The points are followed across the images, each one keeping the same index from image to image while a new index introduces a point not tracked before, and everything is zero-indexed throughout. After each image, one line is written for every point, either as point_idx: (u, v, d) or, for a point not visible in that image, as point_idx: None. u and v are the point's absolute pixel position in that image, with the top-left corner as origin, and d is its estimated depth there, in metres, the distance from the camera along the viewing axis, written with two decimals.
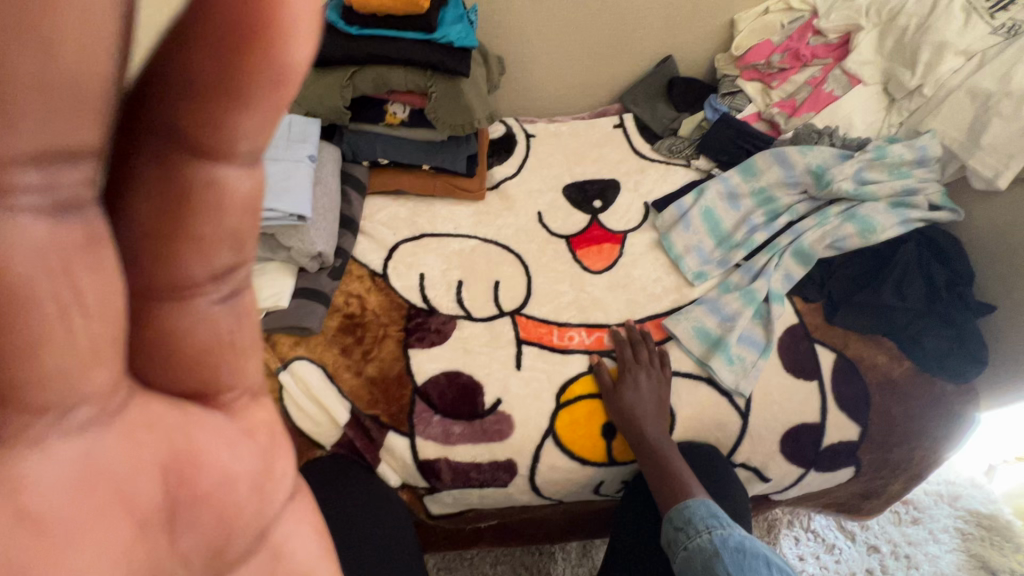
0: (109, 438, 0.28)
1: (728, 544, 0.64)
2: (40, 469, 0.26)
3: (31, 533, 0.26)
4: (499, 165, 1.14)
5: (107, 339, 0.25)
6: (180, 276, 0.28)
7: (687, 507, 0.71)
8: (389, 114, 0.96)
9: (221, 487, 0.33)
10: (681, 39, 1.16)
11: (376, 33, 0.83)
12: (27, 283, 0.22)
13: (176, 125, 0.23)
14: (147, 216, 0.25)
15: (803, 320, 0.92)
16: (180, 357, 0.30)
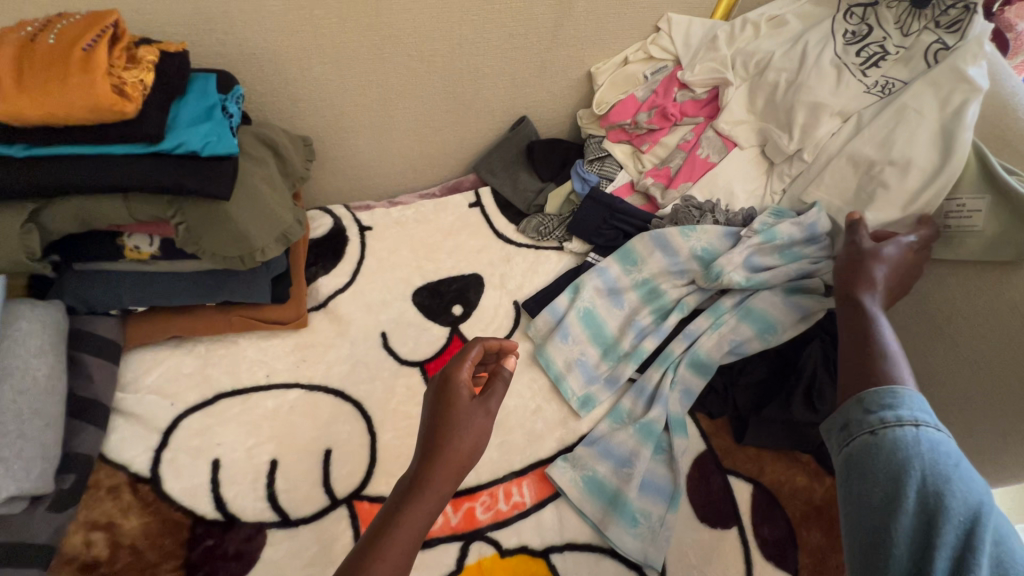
0: (442, 472, 0.50)
1: (933, 448, 0.43)
2: (455, 463, 0.51)
3: (444, 488, 0.50)
4: (326, 276, 0.88)
5: (462, 415, 0.53)
6: (452, 396, 0.54)
7: (893, 387, 0.49)
8: (127, 250, 0.66)
9: (398, 516, 0.48)
10: (534, 96, 0.96)
11: (52, 151, 0.54)
12: (463, 402, 0.54)
13: (453, 360, 0.57)
14: (445, 372, 0.56)
15: (711, 446, 0.77)
16: (434, 430, 0.52)
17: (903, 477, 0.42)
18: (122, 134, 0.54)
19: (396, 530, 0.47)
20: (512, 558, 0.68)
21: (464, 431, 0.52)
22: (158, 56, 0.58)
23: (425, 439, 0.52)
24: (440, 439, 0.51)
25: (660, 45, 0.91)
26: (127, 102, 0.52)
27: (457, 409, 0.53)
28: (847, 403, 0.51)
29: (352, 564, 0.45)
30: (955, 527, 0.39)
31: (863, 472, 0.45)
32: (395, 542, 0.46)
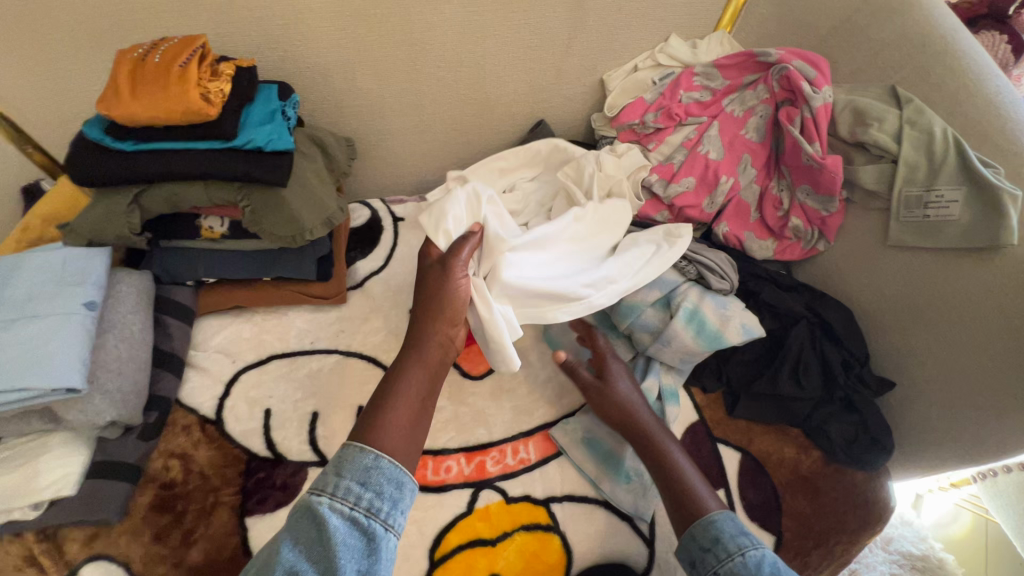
0: (422, 362, 0.68)
1: (763, 568, 0.59)
2: (430, 352, 0.69)
3: (425, 374, 0.68)
4: (364, 259, 1.00)
5: (453, 307, 0.70)
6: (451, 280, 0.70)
7: (708, 518, 0.64)
8: (203, 230, 0.80)
9: (391, 392, 0.65)
10: (551, 102, 1.06)
11: (155, 146, 0.68)
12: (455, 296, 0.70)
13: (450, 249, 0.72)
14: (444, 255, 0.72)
15: (703, 417, 0.84)
16: (430, 309, 0.70)
17: None
18: (209, 133, 0.68)
19: (391, 400, 0.64)
20: (517, 504, 0.77)
21: (447, 320, 0.70)
22: (234, 70, 0.72)
23: (426, 309, 0.70)
24: (433, 315, 0.70)
25: (668, 52, 1.01)
26: (211, 107, 0.66)
27: (450, 298, 0.70)
28: (683, 536, 0.65)
29: (365, 425, 0.62)
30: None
31: None
32: (396, 407, 0.64)
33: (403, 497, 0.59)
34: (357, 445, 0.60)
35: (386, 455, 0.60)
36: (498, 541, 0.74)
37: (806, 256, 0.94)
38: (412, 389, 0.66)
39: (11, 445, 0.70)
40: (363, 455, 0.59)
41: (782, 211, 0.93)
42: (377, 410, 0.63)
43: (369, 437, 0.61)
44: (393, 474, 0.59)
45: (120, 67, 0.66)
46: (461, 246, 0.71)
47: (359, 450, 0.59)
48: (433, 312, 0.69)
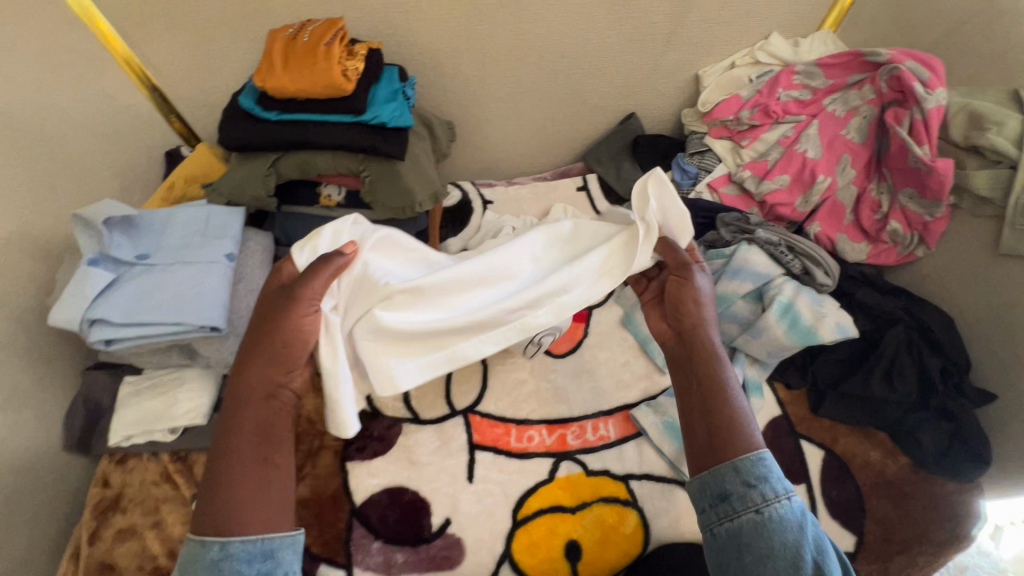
0: (263, 417, 0.61)
1: (802, 517, 0.56)
2: (265, 407, 0.62)
3: (269, 431, 0.60)
4: (454, 238, 1.06)
5: (297, 352, 0.63)
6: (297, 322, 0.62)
7: (760, 455, 0.58)
8: (322, 197, 0.87)
9: (233, 463, 0.57)
10: (644, 95, 1.08)
11: (295, 117, 0.75)
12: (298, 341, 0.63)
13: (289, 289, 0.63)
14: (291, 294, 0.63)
15: (786, 412, 0.84)
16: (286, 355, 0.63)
17: (798, 547, 0.53)
18: (343, 107, 0.75)
19: (232, 470, 0.57)
20: (597, 477, 0.80)
21: (288, 367, 0.63)
22: (367, 51, 0.78)
23: (265, 355, 0.62)
24: (269, 363, 0.62)
25: (768, 50, 1.01)
26: (347, 83, 0.72)
27: (293, 344, 0.62)
28: (721, 468, 0.59)
29: (210, 510, 0.55)
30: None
31: (757, 540, 0.54)
32: (231, 477, 0.56)
33: (277, 564, 0.54)
34: (197, 537, 0.54)
35: (232, 539, 0.53)
36: (578, 510, 0.77)
37: (902, 261, 0.93)
38: (242, 454, 0.58)
39: (153, 376, 0.80)
40: (205, 550, 0.53)
41: (880, 214, 0.91)
42: (217, 483, 0.56)
43: (211, 523, 0.54)
44: (257, 541, 0.54)
45: (274, 44, 0.73)
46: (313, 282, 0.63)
47: (200, 545, 0.53)
48: (276, 362, 0.62)
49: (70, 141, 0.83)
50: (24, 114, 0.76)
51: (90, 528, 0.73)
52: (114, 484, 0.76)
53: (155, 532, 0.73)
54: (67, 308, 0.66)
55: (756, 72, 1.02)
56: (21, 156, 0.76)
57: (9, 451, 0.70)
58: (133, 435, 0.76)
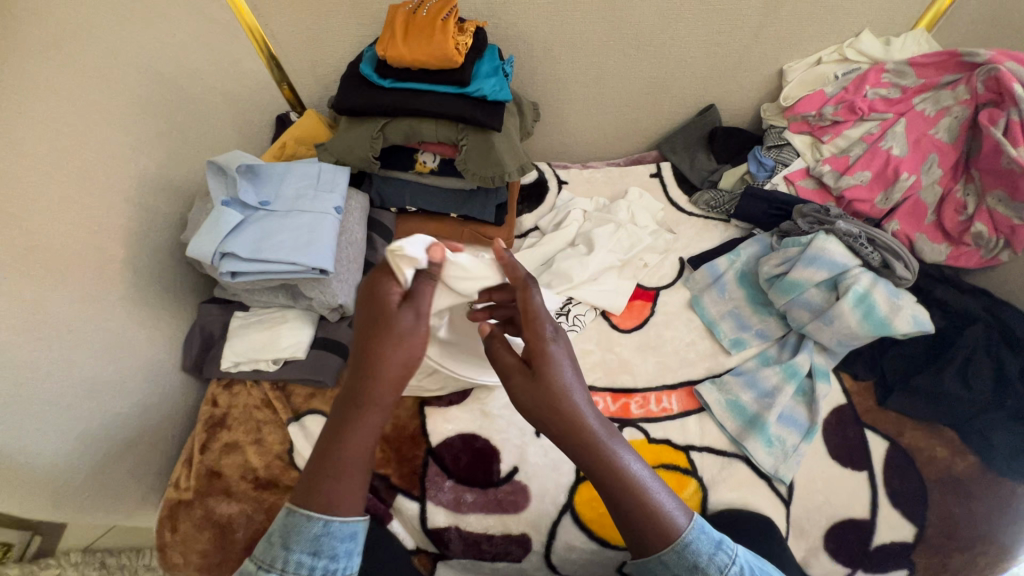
0: (376, 412, 0.53)
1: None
2: (375, 407, 0.53)
3: (371, 422, 0.53)
4: (529, 214, 1.11)
5: (407, 351, 0.54)
6: (394, 321, 0.54)
7: (685, 541, 0.54)
8: (418, 163, 0.95)
9: (346, 449, 0.52)
10: (726, 88, 1.10)
11: (407, 86, 0.83)
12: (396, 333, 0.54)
13: (375, 293, 0.57)
14: (380, 301, 0.56)
15: (851, 402, 0.85)
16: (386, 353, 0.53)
17: None
18: (450, 79, 0.82)
19: (346, 455, 0.52)
20: (657, 445, 0.82)
21: (395, 360, 0.53)
22: (475, 29, 0.85)
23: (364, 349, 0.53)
24: (375, 354, 0.53)
25: (856, 48, 1.01)
26: (458, 56, 0.79)
27: (396, 344, 0.53)
28: (652, 560, 0.55)
29: (308, 484, 0.52)
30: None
31: None
32: (347, 462, 0.52)
33: (357, 545, 0.53)
34: (299, 512, 0.51)
35: (335, 517, 0.52)
36: None
37: (984, 265, 0.92)
38: (368, 438, 0.52)
39: (259, 312, 0.89)
40: (310, 524, 0.51)
41: (964, 215, 0.91)
42: (324, 464, 0.52)
43: (323, 501, 0.51)
44: (347, 524, 0.52)
45: (396, 18, 0.81)
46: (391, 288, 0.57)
47: (306, 518, 0.51)
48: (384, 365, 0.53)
49: (204, 98, 0.93)
50: (171, 72, 0.87)
51: (201, 439, 0.82)
52: (221, 404, 0.85)
53: (257, 448, 0.81)
54: (202, 242, 0.75)
55: (844, 69, 1.03)
56: (166, 107, 0.86)
57: (144, 363, 0.80)
58: (241, 362, 0.85)
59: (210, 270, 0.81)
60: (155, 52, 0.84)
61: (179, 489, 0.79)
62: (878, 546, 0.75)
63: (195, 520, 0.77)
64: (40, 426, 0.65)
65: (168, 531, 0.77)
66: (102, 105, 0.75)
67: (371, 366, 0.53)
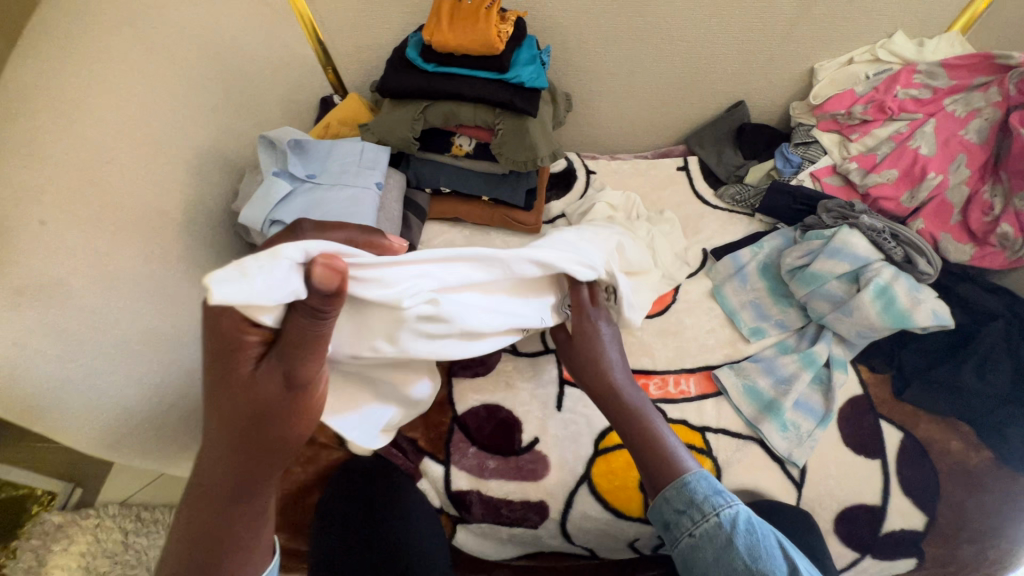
0: (254, 479, 0.52)
1: (737, 525, 0.59)
2: (253, 473, 0.52)
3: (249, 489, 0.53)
4: (557, 201, 1.14)
5: (278, 418, 0.50)
6: (261, 387, 0.49)
7: (684, 481, 0.63)
8: (454, 146, 0.99)
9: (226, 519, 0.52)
10: (756, 84, 1.12)
11: (450, 70, 0.88)
12: (268, 402, 0.49)
13: (228, 347, 0.49)
14: (238, 360, 0.49)
15: (868, 393, 0.87)
16: (255, 421, 0.50)
17: (731, 560, 0.57)
18: (490, 64, 0.86)
19: (225, 523, 0.52)
20: (674, 424, 0.85)
21: (271, 426, 0.50)
22: (516, 19, 0.89)
23: (230, 414, 0.50)
24: (243, 423, 0.50)
25: (889, 48, 1.02)
26: (499, 43, 0.83)
27: (268, 410, 0.50)
28: (659, 500, 0.65)
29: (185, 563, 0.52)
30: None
31: (696, 564, 0.59)
32: (227, 532, 0.52)
33: None
34: None
35: None
36: None
37: (1009, 266, 0.92)
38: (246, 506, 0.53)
39: None
40: None
41: (991, 216, 0.92)
42: (201, 540, 0.52)
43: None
44: None
45: (442, 5, 0.85)
46: (251, 340, 0.49)
47: None
48: (256, 432, 0.50)
49: (255, 77, 0.99)
50: (228, 52, 0.92)
51: None
52: None
53: None
54: (254, 209, 0.80)
55: (876, 69, 1.04)
56: (222, 84, 0.91)
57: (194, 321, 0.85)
58: None
59: (258, 238, 0.86)
60: (215, 32, 0.90)
61: None
62: (887, 532, 0.77)
63: None
64: (106, 370, 0.71)
65: None
66: (167, 79, 0.81)
67: (246, 440, 0.51)
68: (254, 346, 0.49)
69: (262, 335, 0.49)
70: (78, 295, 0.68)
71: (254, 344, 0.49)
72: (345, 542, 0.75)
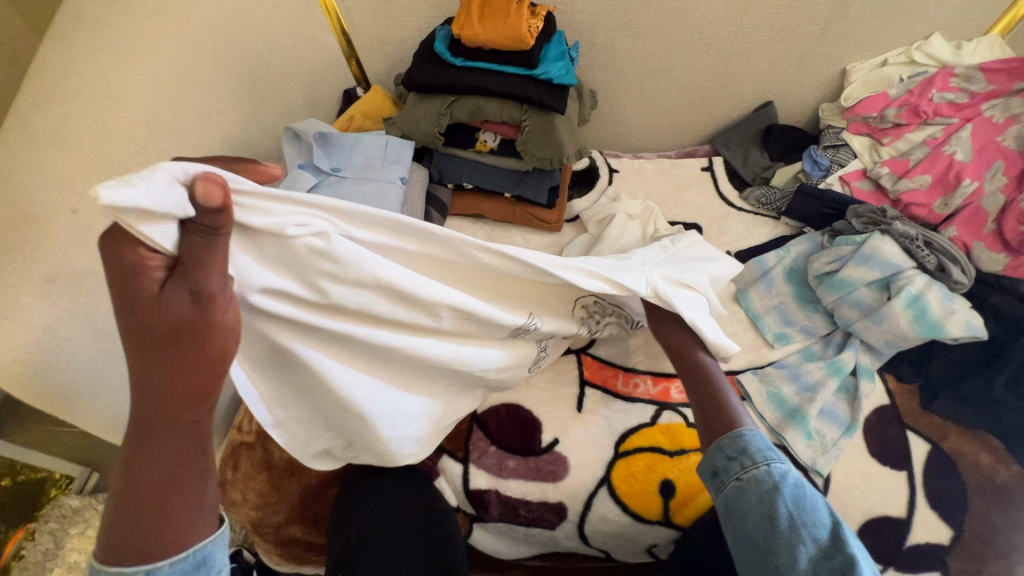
0: (184, 418, 0.47)
1: (787, 478, 0.58)
2: (181, 410, 0.47)
3: (177, 429, 0.48)
4: (579, 199, 1.12)
5: (197, 343, 0.45)
6: (168, 314, 0.43)
7: (740, 431, 0.63)
8: (479, 142, 0.98)
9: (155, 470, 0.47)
10: (786, 85, 1.10)
11: (479, 66, 0.87)
12: (182, 328, 0.44)
13: (120, 276, 0.42)
14: (134, 289, 0.42)
15: (895, 403, 0.85)
16: (169, 351, 0.44)
17: (777, 508, 0.56)
18: (519, 60, 0.85)
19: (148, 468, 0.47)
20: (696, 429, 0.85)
21: (187, 354, 0.45)
22: (546, 15, 0.88)
23: (137, 348, 0.44)
24: (150, 354, 0.44)
25: (925, 50, 1.00)
26: (529, 38, 0.82)
27: (181, 338, 0.44)
28: (712, 448, 0.64)
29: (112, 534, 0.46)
30: (825, 529, 0.55)
31: (740, 510, 0.58)
32: (152, 483, 0.47)
33: (212, 564, 0.50)
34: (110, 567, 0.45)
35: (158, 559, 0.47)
36: (675, 454, 0.83)
37: None
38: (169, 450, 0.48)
39: None
40: None
41: None
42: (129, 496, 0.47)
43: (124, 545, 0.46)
44: (189, 556, 0.48)
45: None
46: (143, 261, 0.41)
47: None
48: (171, 365, 0.45)
49: (281, 69, 0.98)
50: (256, 43, 0.92)
51: None
52: None
53: None
54: None
55: (911, 71, 1.01)
56: (249, 75, 0.91)
57: None
58: None
59: None
60: (243, 21, 0.89)
61: (241, 432, 0.86)
62: (913, 546, 0.75)
63: (256, 461, 0.84)
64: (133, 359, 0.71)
65: (230, 468, 0.85)
66: (195, 69, 0.81)
67: (159, 377, 0.45)
68: (150, 266, 0.42)
69: (155, 255, 0.42)
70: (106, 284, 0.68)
71: (153, 268, 0.42)
72: (372, 518, 0.75)
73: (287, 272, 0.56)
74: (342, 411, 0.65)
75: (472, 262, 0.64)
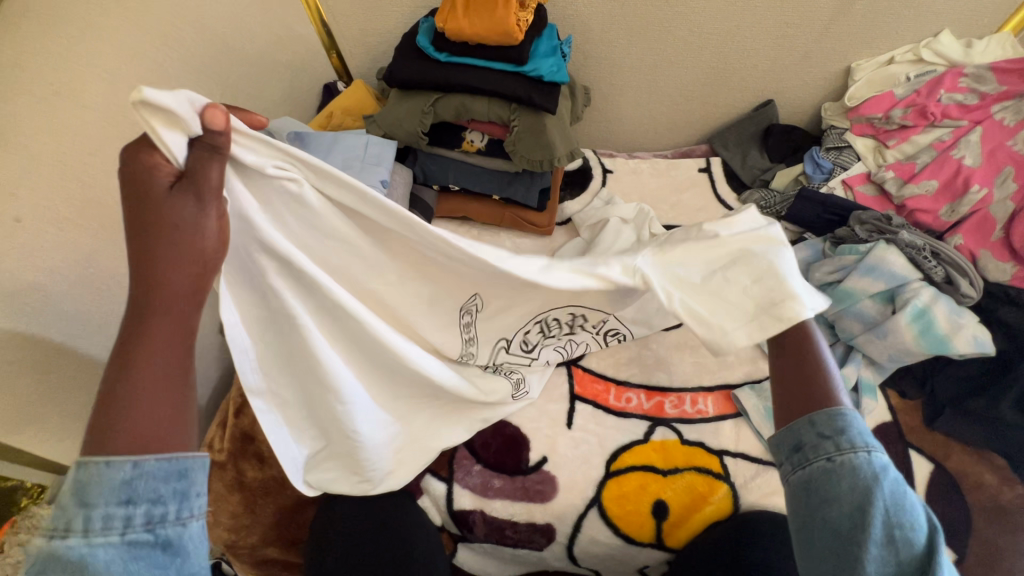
0: (178, 320, 0.43)
1: (885, 471, 0.46)
2: (183, 305, 0.43)
3: (176, 327, 0.43)
4: (572, 201, 1.07)
5: (204, 239, 0.43)
6: (177, 205, 0.42)
7: (841, 409, 0.48)
8: (465, 142, 0.93)
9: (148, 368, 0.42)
10: (787, 84, 1.06)
11: (463, 61, 0.82)
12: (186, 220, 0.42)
13: (132, 176, 0.41)
14: (145, 183, 0.41)
15: (898, 420, 0.82)
16: (173, 241, 0.42)
17: (873, 504, 0.44)
18: (508, 56, 0.80)
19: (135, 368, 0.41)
20: (690, 447, 0.81)
21: (189, 247, 0.43)
22: (537, 7, 0.82)
23: (136, 244, 0.42)
24: (151, 245, 0.41)
25: (934, 48, 0.95)
26: (517, 32, 0.77)
27: (185, 231, 0.42)
28: (795, 420, 0.50)
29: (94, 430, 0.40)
30: (922, 534, 0.44)
31: (821, 495, 0.46)
32: (138, 382, 0.41)
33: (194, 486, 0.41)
34: (96, 458, 0.38)
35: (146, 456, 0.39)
36: (669, 473, 0.79)
37: None
38: (160, 348, 0.42)
39: None
40: (110, 470, 0.38)
41: None
42: (111, 398, 0.40)
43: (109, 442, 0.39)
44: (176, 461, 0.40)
45: None
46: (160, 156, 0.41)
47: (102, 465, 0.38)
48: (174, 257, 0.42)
49: (254, 63, 0.92)
50: (227, 36, 0.86)
51: (236, 402, 0.84)
52: None
53: None
54: None
55: (918, 69, 0.97)
56: (218, 69, 0.85)
57: None
58: None
59: None
60: (213, 11, 0.83)
61: (213, 450, 0.82)
62: None
63: (227, 481, 0.80)
64: None
65: None
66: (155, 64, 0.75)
67: (155, 269, 0.42)
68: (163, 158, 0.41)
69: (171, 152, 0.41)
70: (54, 300, 0.64)
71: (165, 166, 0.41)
72: (349, 543, 0.72)
73: (270, 215, 0.53)
74: (315, 390, 0.63)
75: (437, 256, 0.60)
